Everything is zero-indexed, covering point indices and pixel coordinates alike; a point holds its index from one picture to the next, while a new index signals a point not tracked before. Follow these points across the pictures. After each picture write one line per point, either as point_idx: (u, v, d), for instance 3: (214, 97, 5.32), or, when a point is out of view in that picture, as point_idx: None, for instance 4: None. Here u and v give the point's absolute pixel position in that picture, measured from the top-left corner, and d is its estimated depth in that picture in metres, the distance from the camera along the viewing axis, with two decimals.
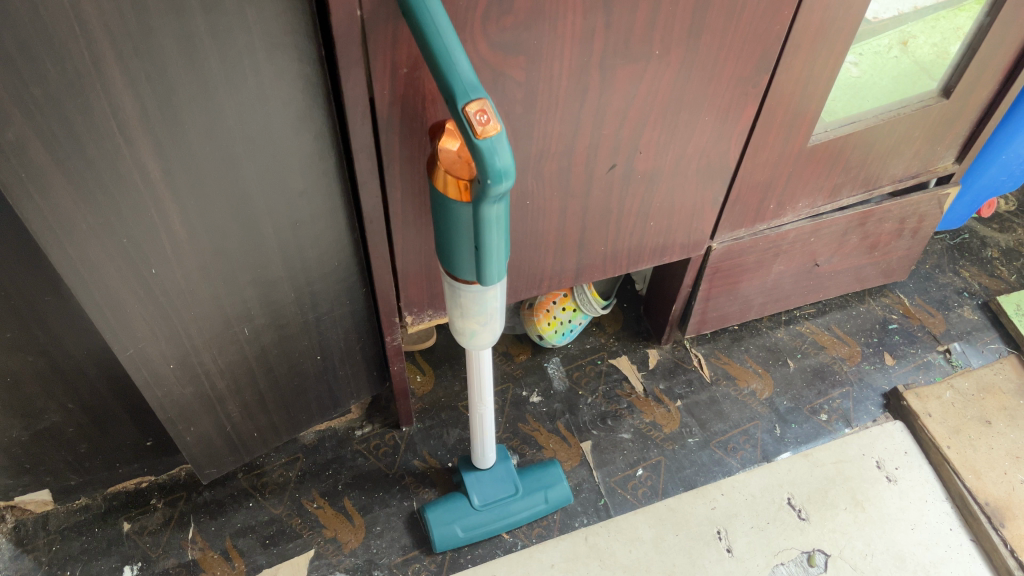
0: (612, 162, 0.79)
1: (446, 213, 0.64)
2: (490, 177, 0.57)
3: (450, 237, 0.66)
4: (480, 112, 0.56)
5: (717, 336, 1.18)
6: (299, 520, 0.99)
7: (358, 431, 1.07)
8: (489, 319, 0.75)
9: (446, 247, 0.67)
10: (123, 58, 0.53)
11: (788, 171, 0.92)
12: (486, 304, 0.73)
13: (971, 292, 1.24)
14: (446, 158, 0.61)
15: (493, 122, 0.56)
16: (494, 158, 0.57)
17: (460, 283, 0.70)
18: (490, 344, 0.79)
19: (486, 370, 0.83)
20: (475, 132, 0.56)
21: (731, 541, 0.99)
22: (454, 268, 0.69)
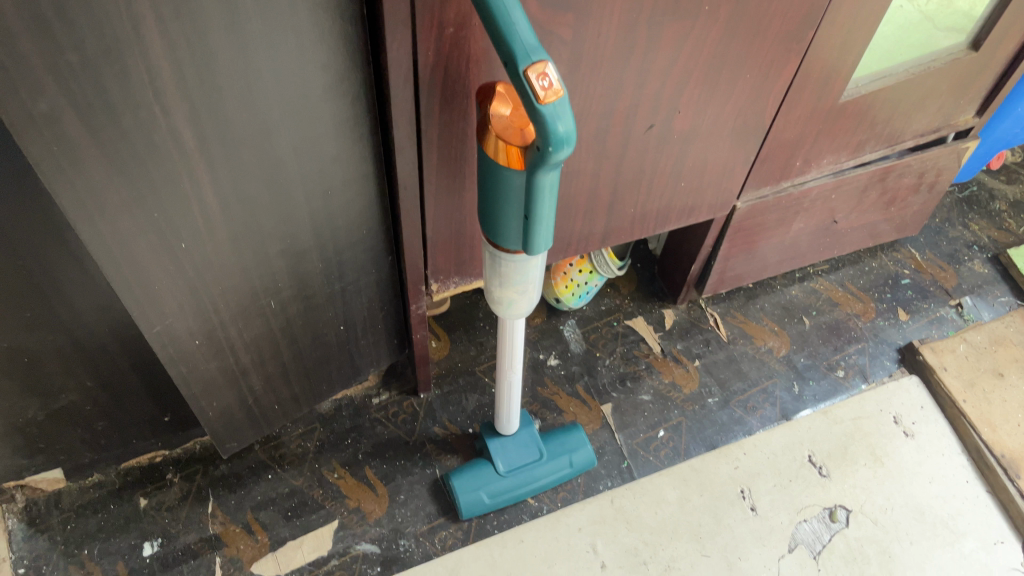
0: (651, 123, 0.76)
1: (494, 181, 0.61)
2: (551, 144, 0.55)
3: (496, 206, 0.63)
4: (541, 76, 0.53)
5: (732, 295, 1.17)
6: (321, 491, 0.98)
7: (375, 399, 1.05)
8: (527, 288, 0.73)
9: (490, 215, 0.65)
10: (162, 19, 0.49)
11: (817, 128, 0.91)
12: (527, 275, 0.71)
13: (981, 245, 1.24)
14: (498, 123, 0.58)
15: (555, 87, 0.53)
16: (556, 125, 0.54)
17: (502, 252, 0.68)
18: (525, 314, 0.77)
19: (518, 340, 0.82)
20: (536, 98, 0.53)
21: (755, 499, 1.00)
22: (498, 237, 0.66)
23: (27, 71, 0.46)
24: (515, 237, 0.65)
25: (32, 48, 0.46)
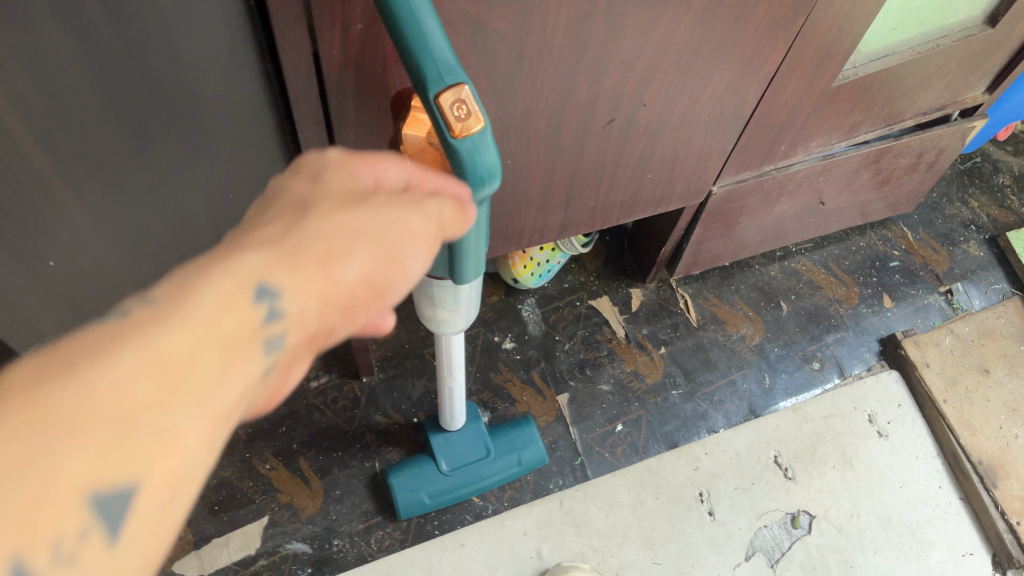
0: (611, 117, 0.66)
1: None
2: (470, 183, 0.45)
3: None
4: (456, 105, 0.42)
5: (707, 274, 1.09)
6: (251, 484, 0.91)
7: (313, 382, 0.97)
8: (461, 309, 0.64)
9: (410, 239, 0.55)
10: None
11: (806, 112, 0.80)
12: (459, 296, 0.62)
13: (979, 226, 1.15)
14: (412, 145, 0.49)
15: (476, 115, 0.43)
16: (476, 161, 0.44)
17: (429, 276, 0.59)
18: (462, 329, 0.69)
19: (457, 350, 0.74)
20: (450, 132, 0.43)
21: (713, 503, 0.94)
22: (422, 262, 0.57)
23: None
24: (441, 264, 0.56)
25: None
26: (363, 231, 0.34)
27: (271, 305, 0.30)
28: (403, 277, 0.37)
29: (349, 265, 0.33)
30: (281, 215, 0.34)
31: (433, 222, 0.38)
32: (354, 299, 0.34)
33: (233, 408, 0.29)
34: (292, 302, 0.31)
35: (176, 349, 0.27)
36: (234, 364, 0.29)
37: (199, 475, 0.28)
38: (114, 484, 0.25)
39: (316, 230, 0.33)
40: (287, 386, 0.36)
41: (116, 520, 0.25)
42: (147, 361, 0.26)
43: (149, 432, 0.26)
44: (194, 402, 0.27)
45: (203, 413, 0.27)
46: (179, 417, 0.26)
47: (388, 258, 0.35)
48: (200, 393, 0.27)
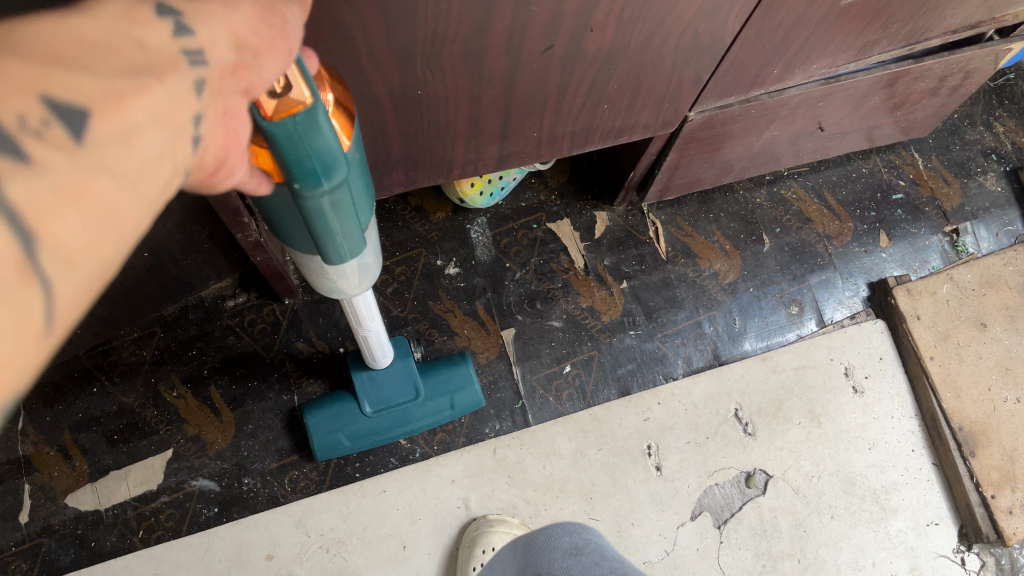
0: (549, 44, 0.52)
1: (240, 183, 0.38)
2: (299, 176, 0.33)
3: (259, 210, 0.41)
4: None
5: (683, 199, 0.97)
6: (156, 413, 0.83)
7: (229, 301, 0.87)
8: (344, 282, 0.52)
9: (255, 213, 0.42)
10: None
11: (805, 32, 0.65)
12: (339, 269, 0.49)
13: (1000, 155, 1.02)
14: None
15: (297, 92, 0.30)
16: (304, 147, 0.32)
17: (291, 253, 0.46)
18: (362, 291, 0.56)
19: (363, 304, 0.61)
20: (262, 113, 0.30)
21: (662, 458, 0.86)
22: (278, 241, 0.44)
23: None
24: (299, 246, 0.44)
25: None
26: None
27: (180, 25, 0.22)
28: (267, 57, 0.26)
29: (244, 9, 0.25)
30: None
31: None
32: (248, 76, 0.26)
33: (176, 119, 0.22)
34: (203, 26, 0.23)
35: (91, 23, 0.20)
36: (165, 76, 0.21)
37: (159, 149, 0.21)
38: (63, 99, 0.18)
39: None
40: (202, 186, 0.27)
41: (72, 126, 0.18)
42: (60, 35, 0.19)
43: (71, 82, 0.19)
44: (121, 71, 0.20)
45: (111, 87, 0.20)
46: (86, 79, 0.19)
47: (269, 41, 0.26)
48: (121, 70, 0.20)
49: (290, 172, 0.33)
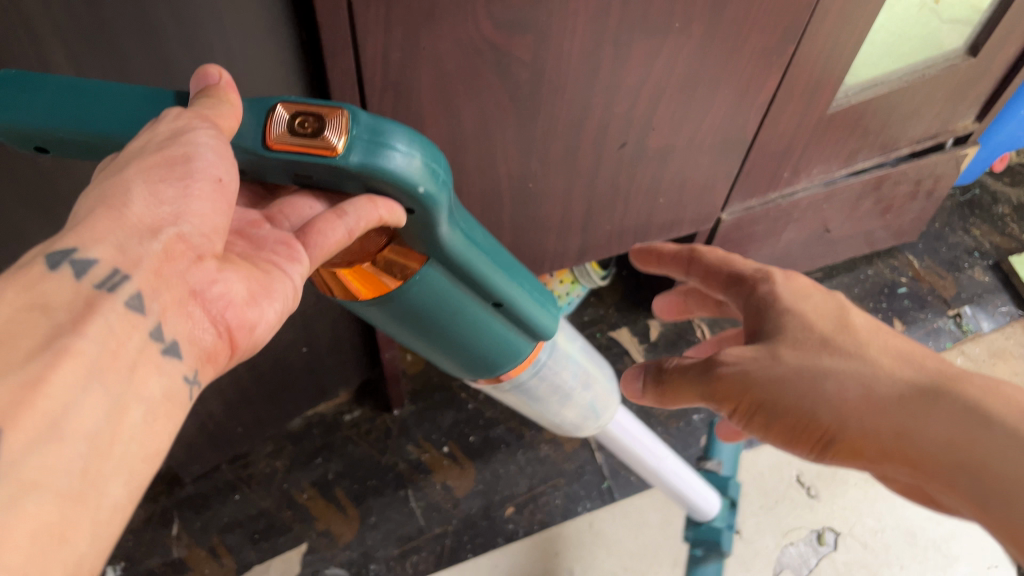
0: (623, 142, 0.72)
1: (401, 305, 0.48)
2: (416, 179, 0.41)
3: (429, 318, 0.50)
4: (301, 124, 0.39)
5: (721, 305, 1.14)
6: (290, 513, 0.95)
7: (347, 415, 1.02)
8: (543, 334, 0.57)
9: (437, 332, 0.51)
10: (64, 32, 0.45)
11: (804, 140, 0.86)
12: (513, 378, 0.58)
13: (982, 252, 1.20)
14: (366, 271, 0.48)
15: (336, 119, 0.39)
16: (392, 146, 0.40)
17: (492, 345, 0.54)
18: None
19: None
20: (331, 152, 0.39)
21: (739, 522, 0.97)
22: (474, 347, 0.53)
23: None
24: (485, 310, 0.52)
25: None
26: (131, 168, 0.36)
27: (74, 265, 0.33)
28: (196, 202, 0.37)
29: (134, 204, 0.36)
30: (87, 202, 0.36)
31: (186, 132, 0.37)
32: (178, 258, 0.36)
33: (109, 360, 0.33)
34: (99, 253, 0.34)
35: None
36: (83, 328, 0.32)
37: (107, 391, 0.32)
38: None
39: (92, 201, 0.35)
40: (218, 355, 0.38)
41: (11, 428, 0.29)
42: None
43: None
44: (34, 357, 0.30)
45: (30, 376, 0.30)
46: (16, 376, 0.29)
47: (184, 192, 0.37)
48: (34, 355, 0.30)
49: (408, 180, 0.41)
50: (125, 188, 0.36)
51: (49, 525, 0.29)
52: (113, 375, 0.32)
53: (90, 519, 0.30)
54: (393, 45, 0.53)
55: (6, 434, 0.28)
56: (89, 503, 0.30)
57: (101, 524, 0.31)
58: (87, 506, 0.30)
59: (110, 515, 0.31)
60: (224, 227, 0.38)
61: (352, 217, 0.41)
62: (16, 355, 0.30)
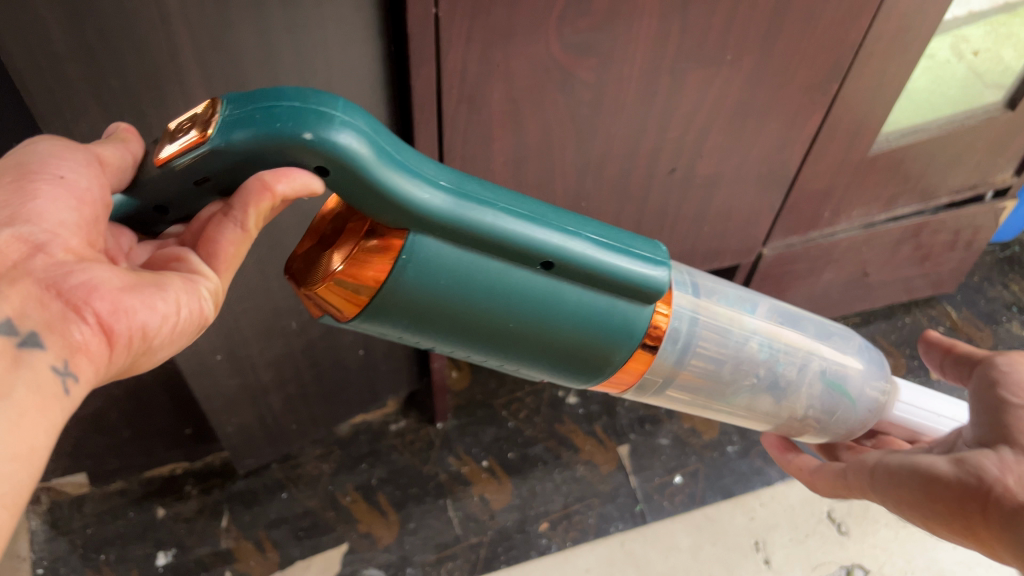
0: (673, 166, 0.77)
1: (415, 302, 0.44)
2: (323, 141, 0.38)
3: (460, 307, 0.44)
4: (181, 130, 0.40)
5: None
6: (334, 513, 0.99)
7: (393, 425, 1.07)
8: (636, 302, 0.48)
9: (487, 322, 0.45)
10: (195, 35, 0.50)
11: (846, 179, 0.89)
12: (675, 359, 0.57)
13: (1020, 307, 1.22)
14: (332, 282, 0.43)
15: (211, 109, 0.39)
16: (269, 108, 0.38)
17: (567, 320, 0.47)
18: (750, 356, 0.60)
19: (809, 367, 0.62)
20: (204, 137, 0.38)
21: (769, 552, 0.97)
22: (532, 329, 0.46)
23: (58, 70, 0.47)
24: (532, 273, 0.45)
25: (78, 70, 0.48)
26: None
27: None
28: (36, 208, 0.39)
29: None
30: None
31: (34, 157, 0.41)
32: (20, 258, 0.38)
33: None
34: None
35: None
36: None
37: None
38: None
39: None
40: (92, 347, 0.39)
41: None
42: None
43: None
44: None
45: None
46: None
47: (31, 201, 0.39)
48: None
49: (293, 137, 0.38)
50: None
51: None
52: None
53: None
54: (472, 60, 0.59)
55: None
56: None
57: None
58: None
59: None
60: (79, 221, 0.40)
61: (245, 204, 0.40)
62: None
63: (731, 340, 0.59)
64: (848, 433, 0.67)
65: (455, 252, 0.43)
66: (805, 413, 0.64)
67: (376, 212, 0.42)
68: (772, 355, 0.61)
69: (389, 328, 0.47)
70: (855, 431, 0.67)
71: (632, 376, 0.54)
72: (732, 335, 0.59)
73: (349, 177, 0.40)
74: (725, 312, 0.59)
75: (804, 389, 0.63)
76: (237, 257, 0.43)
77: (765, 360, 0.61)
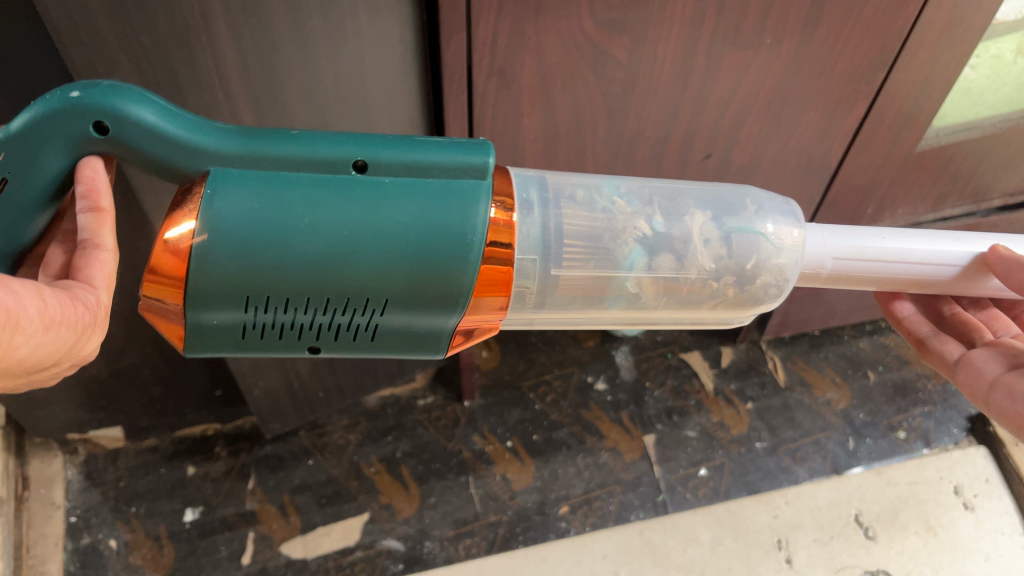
0: (708, 152, 0.76)
1: (230, 260, 0.37)
2: (93, 94, 0.37)
3: (281, 250, 0.37)
4: None
5: (797, 341, 1.18)
6: (357, 483, 1.00)
7: (420, 401, 1.08)
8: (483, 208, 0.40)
9: (314, 265, 0.38)
10: None
11: (892, 175, 0.87)
12: (539, 248, 0.44)
13: None
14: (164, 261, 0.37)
15: None
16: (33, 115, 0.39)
17: (411, 239, 0.38)
18: (624, 222, 0.46)
19: (696, 219, 0.47)
20: None
21: (792, 552, 0.95)
22: (374, 263, 0.38)
23: (92, 26, 0.47)
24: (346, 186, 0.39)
25: (108, 24, 0.48)
26: None
27: None
28: None
29: None
30: None
31: None
32: None
33: None
34: None
35: None
36: None
37: None
38: None
39: None
40: None
41: None
42: None
43: None
44: None
45: None
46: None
47: None
48: None
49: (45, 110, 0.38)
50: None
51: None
52: None
53: None
54: (502, 32, 0.58)
55: None
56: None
57: None
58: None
59: None
60: None
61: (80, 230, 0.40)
62: None
63: (593, 206, 0.46)
64: (780, 291, 0.49)
65: (251, 183, 0.38)
66: (717, 267, 0.47)
67: (176, 171, 0.39)
68: (649, 214, 0.47)
69: (235, 322, 0.40)
70: (787, 286, 0.49)
71: (498, 310, 0.43)
72: (594, 203, 0.46)
73: (127, 127, 0.38)
74: (571, 180, 0.47)
75: (698, 239, 0.47)
76: (110, 280, 0.42)
77: (642, 220, 0.47)
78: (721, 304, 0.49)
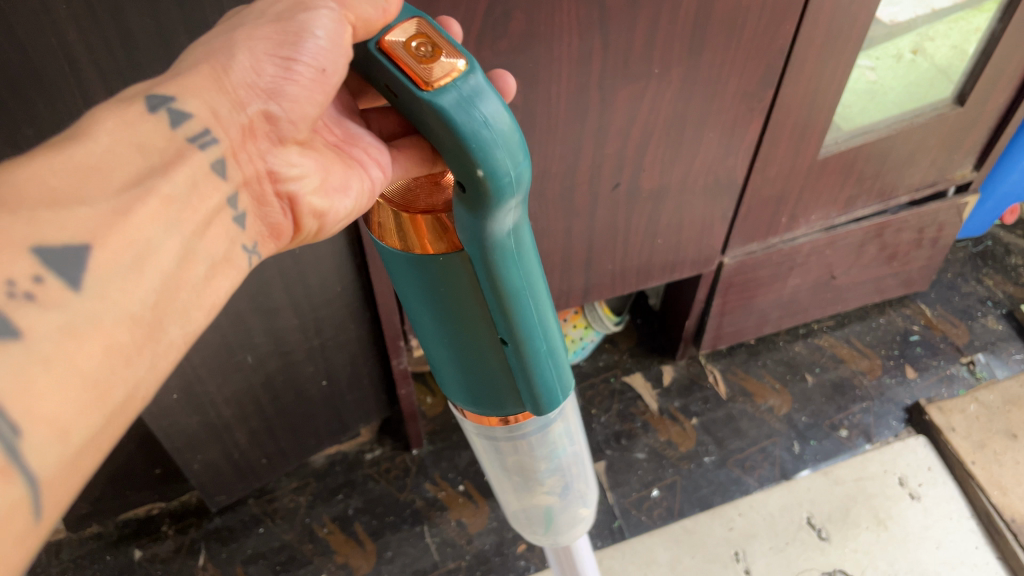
0: (616, 181, 0.78)
1: (417, 267, 0.47)
2: (488, 184, 0.41)
3: (440, 296, 0.48)
4: (421, 49, 0.40)
5: (734, 352, 1.20)
6: (311, 546, 0.98)
7: (368, 454, 1.07)
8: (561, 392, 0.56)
9: (439, 317, 0.50)
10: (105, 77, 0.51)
11: (800, 183, 0.89)
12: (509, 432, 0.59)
13: (995, 301, 1.25)
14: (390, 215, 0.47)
15: (453, 65, 0.40)
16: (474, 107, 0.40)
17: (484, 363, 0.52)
18: (541, 466, 0.63)
19: (567, 500, 0.67)
20: (425, 76, 0.39)
21: (749, 562, 0.96)
22: (465, 348, 0.51)
23: None
24: (488, 325, 0.49)
25: None
26: (246, 37, 0.41)
27: (170, 112, 0.39)
28: (285, 87, 0.42)
29: (232, 73, 0.41)
30: (203, 62, 0.40)
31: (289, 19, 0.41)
32: (257, 131, 0.43)
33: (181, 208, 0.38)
34: (196, 112, 0.40)
35: (97, 157, 0.36)
36: (171, 168, 0.38)
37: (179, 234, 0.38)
38: (56, 247, 0.33)
39: (215, 48, 0.41)
40: (284, 227, 0.47)
41: (66, 282, 0.33)
42: (59, 172, 0.34)
43: (68, 230, 0.33)
44: (120, 188, 0.36)
45: (119, 205, 0.35)
46: (109, 204, 0.35)
47: (274, 71, 0.41)
48: (125, 188, 0.36)
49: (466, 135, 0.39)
50: (232, 52, 0.40)
51: (87, 375, 0.32)
52: (188, 224, 0.38)
53: (151, 349, 0.36)
54: None
55: (97, 252, 0.34)
56: (152, 337, 0.36)
57: (158, 354, 0.37)
58: (152, 337, 0.36)
59: (165, 347, 0.37)
60: (310, 115, 0.44)
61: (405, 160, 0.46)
62: (110, 185, 0.36)
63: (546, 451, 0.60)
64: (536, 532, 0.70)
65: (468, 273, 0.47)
66: (532, 512, 0.68)
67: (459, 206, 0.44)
68: (558, 475, 0.65)
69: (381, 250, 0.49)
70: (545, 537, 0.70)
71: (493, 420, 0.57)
72: (549, 448, 0.62)
73: (474, 202, 0.42)
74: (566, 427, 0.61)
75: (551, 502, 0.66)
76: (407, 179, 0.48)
77: (550, 475, 0.64)
78: (513, 508, 0.69)
